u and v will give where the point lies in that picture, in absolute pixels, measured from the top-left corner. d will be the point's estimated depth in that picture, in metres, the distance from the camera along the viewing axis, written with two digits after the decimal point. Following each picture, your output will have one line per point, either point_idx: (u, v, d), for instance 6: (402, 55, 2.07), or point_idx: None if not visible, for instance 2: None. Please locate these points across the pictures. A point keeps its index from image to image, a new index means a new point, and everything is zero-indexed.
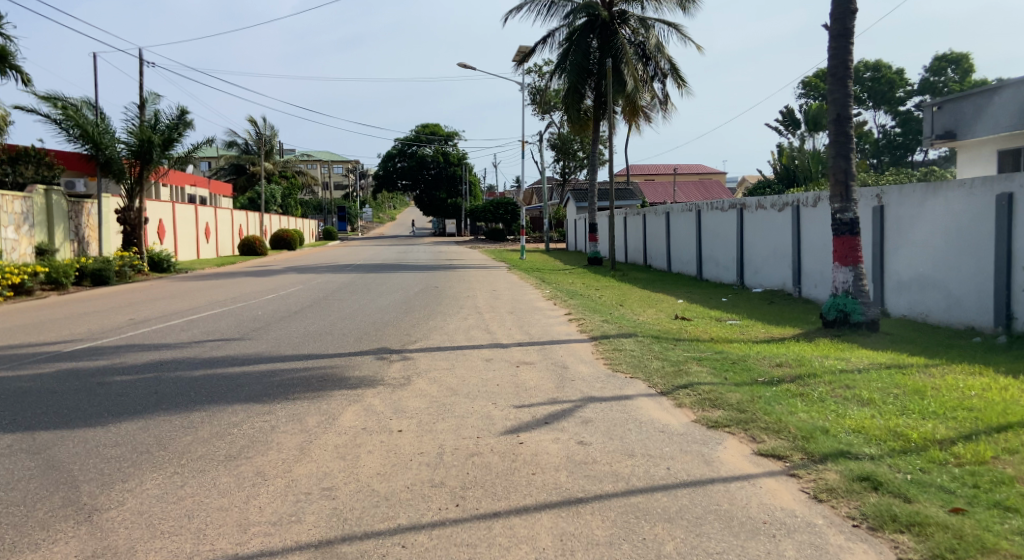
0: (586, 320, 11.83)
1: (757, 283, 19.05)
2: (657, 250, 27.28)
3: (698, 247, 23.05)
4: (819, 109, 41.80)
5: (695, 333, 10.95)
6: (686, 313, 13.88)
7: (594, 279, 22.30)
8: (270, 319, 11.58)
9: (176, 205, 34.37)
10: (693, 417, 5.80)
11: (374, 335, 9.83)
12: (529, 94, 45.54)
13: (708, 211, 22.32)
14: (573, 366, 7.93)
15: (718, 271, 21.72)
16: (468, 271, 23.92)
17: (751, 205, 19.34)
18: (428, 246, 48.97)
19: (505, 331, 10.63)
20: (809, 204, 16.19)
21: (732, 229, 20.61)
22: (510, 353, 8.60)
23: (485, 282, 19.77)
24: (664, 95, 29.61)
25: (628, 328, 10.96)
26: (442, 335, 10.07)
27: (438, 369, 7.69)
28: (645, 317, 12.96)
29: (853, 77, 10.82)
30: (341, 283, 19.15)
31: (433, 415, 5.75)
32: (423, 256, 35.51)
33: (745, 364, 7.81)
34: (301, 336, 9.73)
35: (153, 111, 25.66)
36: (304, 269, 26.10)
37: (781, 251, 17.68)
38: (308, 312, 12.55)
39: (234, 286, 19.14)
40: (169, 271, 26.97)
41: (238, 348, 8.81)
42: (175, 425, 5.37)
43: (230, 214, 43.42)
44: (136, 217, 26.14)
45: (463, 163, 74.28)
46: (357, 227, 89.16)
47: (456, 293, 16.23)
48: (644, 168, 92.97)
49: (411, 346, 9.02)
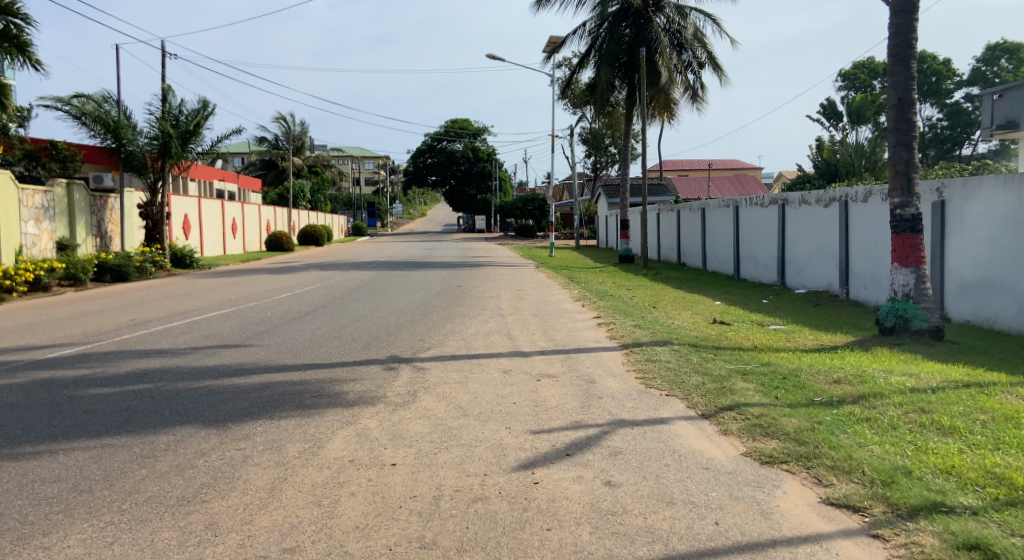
0: (616, 324, 10.91)
1: (800, 284, 17.96)
2: (692, 247, 26.21)
3: (736, 244, 21.97)
4: (863, 101, 40.44)
5: (736, 340, 9.98)
6: (724, 317, 12.89)
7: (625, 278, 21.32)
8: (278, 321, 10.83)
9: (202, 200, 33.98)
10: (742, 448, 4.91)
11: (384, 341, 9.02)
12: (560, 88, 44.61)
13: (747, 207, 21.22)
14: (601, 380, 7.04)
15: (757, 270, 20.64)
16: (495, 270, 23.08)
17: (794, 200, 18.26)
18: (456, 243, 48.28)
19: (527, 338, 9.76)
20: (859, 200, 15.12)
21: (773, 227, 19.52)
22: (532, 364, 7.74)
23: (511, 281, 18.89)
24: (699, 86, 28.43)
25: (661, 333, 10.04)
26: (459, 342, 9.25)
27: (449, 382, 6.86)
28: (680, 321, 12.01)
29: (917, 57, 9.88)
30: (361, 282, 18.38)
31: (436, 443, 4.91)
32: (451, 253, 34.80)
33: (798, 380, 6.87)
34: (306, 342, 8.94)
35: (175, 103, 25.17)
36: (328, 266, 25.50)
37: (827, 250, 16.61)
38: (320, 313, 11.80)
39: (251, 285, 18.47)
40: (192, 267, 26.46)
41: (234, 354, 8.06)
42: (132, 454, 4.59)
43: (258, 210, 43.12)
44: (158, 212, 25.57)
45: (493, 159, 73.63)
46: (387, 223, 88.86)
47: (479, 294, 15.37)
48: (677, 164, 91.47)
49: (422, 354, 8.21)
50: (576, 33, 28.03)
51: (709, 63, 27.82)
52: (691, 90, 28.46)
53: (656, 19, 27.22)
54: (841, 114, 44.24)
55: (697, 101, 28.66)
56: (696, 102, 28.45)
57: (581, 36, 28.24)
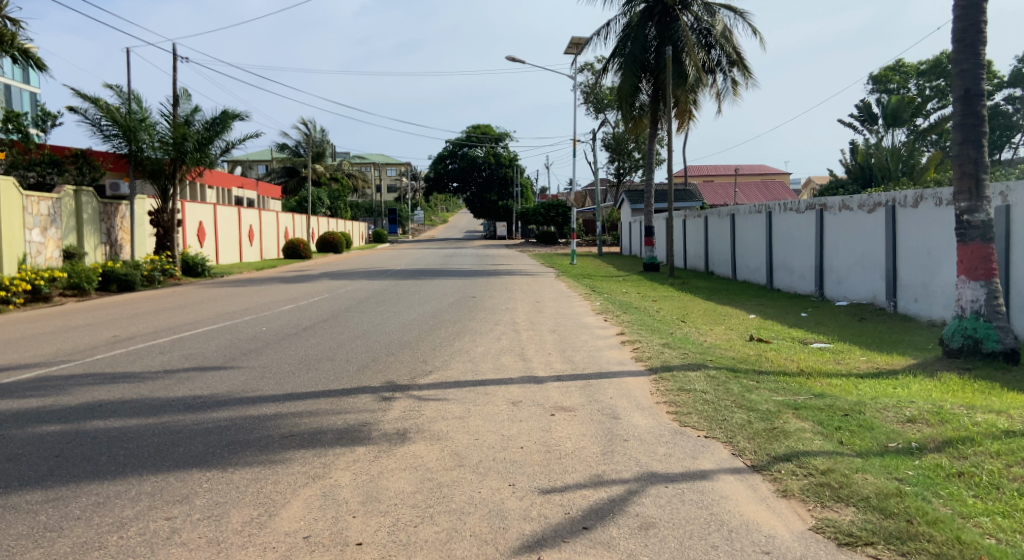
0: (642, 342, 9.83)
1: (840, 295, 16.77)
2: (720, 255, 25.05)
3: (768, 252, 20.80)
4: (899, 103, 39.05)
5: (778, 363, 8.87)
6: (760, 333, 11.76)
7: (651, 288, 20.20)
8: (273, 337, 9.89)
9: (218, 206, 33.33)
10: (811, 520, 3.87)
11: (381, 365, 8.02)
12: (581, 93, 43.61)
13: (780, 212, 20.05)
14: (626, 415, 5.99)
15: (791, 279, 19.48)
16: (514, 279, 22.06)
17: (832, 205, 17.11)
18: (475, 249, 47.24)
19: (542, 359, 8.73)
20: (909, 204, 14.03)
21: (809, 233, 18.37)
22: (546, 395, 6.72)
23: (530, 292, 17.86)
24: (729, 86, 27.25)
25: (693, 355, 8.94)
26: (466, 365, 8.25)
27: (447, 418, 5.86)
28: (712, 338, 10.89)
29: (986, 43, 8.93)
30: (371, 292, 17.44)
31: (419, 509, 3.91)
32: (470, 261, 33.82)
33: (863, 419, 5.81)
34: (295, 364, 7.96)
35: (188, 107, 24.32)
36: (341, 275, 24.63)
37: (871, 258, 15.49)
38: (319, 328, 10.87)
39: (257, 294, 17.63)
40: (204, 276, 25.67)
41: (208, 380, 7.09)
42: (34, 527, 3.62)
43: (275, 216, 42.45)
44: (169, 219, 24.69)
45: (514, 165, 72.76)
46: (409, 230, 88.24)
47: (495, 306, 14.34)
48: (703, 170, 89.87)
49: (422, 381, 7.20)
50: (600, 33, 27.03)
51: (740, 61, 26.65)
52: (721, 91, 27.29)
53: (683, 17, 26.14)
54: (877, 116, 42.84)
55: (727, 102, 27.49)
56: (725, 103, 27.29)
57: (605, 37, 27.27)
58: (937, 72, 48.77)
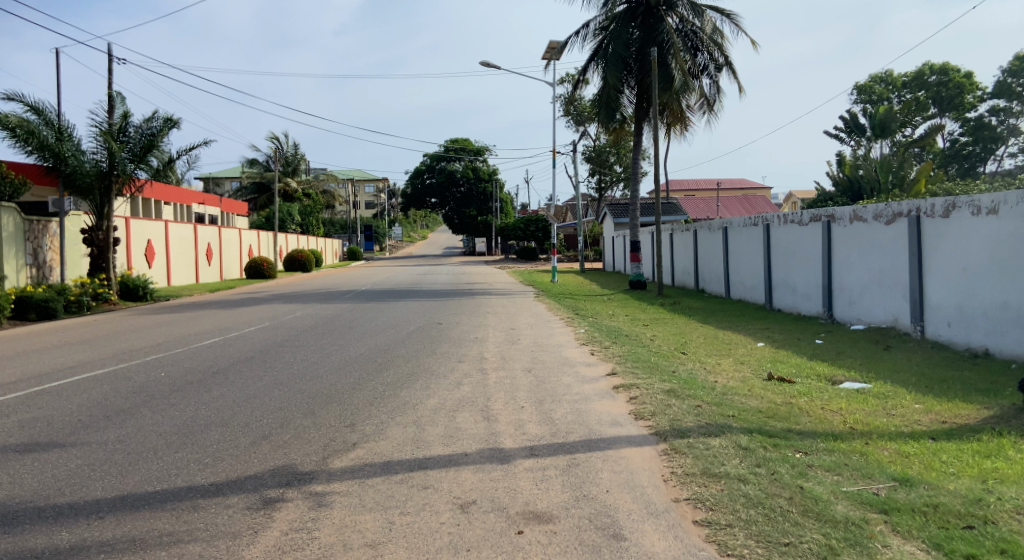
0: (640, 388, 7.71)
1: (853, 317, 14.82)
2: (712, 272, 23.17)
3: (767, 269, 18.87)
4: (887, 113, 37.46)
5: (819, 419, 6.82)
6: (777, 369, 9.70)
7: (640, 309, 18.18)
8: (163, 390, 7.67)
9: (170, 224, 31.00)
10: None
11: (287, 434, 5.84)
12: (560, 103, 41.78)
13: (780, 225, 18.18)
14: (631, 535, 3.90)
15: (794, 299, 17.55)
16: (489, 299, 19.93)
17: (841, 216, 15.22)
18: (452, 267, 45.06)
19: (510, 416, 6.60)
20: (937, 214, 12.15)
21: (814, 247, 16.45)
22: (514, 491, 4.58)
23: (505, 316, 15.71)
24: (716, 91, 25.42)
25: (710, 408, 6.84)
26: (407, 430, 6.11)
27: (353, 548, 3.74)
28: (723, 379, 8.81)
29: None
30: (321, 318, 15.14)
31: None
32: (443, 278, 31.75)
33: (1006, 541, 3.73)
34: (165, 438, 5.78)
35: (122, 112, 22.06)
36: (297, 297, 22.38)
37: (890, 275, 13.57)
38: (233, 373, 8.66)
39: (190, 322, 15.38)
40: (145, 300, 23.36)
41: (18, 474, 4.89)
42: None
43: (239, 233, 40.10)
44: (103, 238, 22.35)
45: (494, 179, 70.76)
46: (386, 246, 85.81)
47: (461, 336, 12.17)
48: (684, 184, 88.58)
49: (334, 465, 5.03)
50: (579, 35, 25.13)
51: (728, 65, 24.74)
52: (708, 96, 25.46)
53: (667, 18, 24.28)
54: (864, 127, 41.10)
55: (715, 108, 25.67)
56: (713, 109, 25.48)
57: (584, 38, 25.33)
58: (919, 84, 47.74)
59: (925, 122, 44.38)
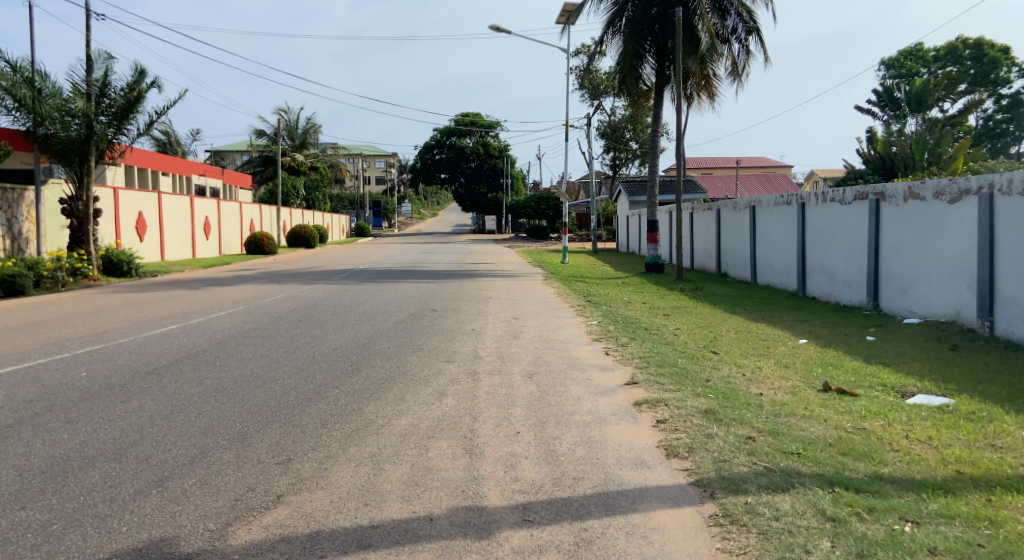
0: (669, 407, 6.04)
1: (904, 309, 13.11)
2: (737, 254, 21.47)
3: (800, 252, 17.17)
4: (924, 86, 35.37)
5: (910, 459, 5.15)
6: (831, 377, 8.03)
7: (661, 295, 16.54)
8: (69, 399, 6.06)
9: (163, 195, 29.49)
10: None
11: (192, 478, 4.24)
12: (575, 75, 39.80)
13: (817, 204, 16.42)
14: None
15: (831, 287, 15.86)
16: (494, 282, 18.32)
17: (893, 194, 13.50)
18: (460, 245, 43.40)
19: (502, 449, 4.99)
20: (1014, 191, 10.40)
21: (859, 229, 14.71)
22: None
23: (509, 302, 14.12)
24: (745, 58, 23.48)
25: (766, 441, 5.17)
26: (359, 473, 4.50)
27: None
28: (770, 392, 7.13)
29: None
30: (306, 301, 13.57)
31: None
32: (449, 257, 30.15)
33: None
34: (27, 480, 4.22)
35: (103, 72, 20.40)
36: (289, 276, 20.84)
37: (952, 263, 11.85)
38: (168, 374, 7.04)
39: (160, 302, 13.85)
40: (128, 276, 21.89)
41: None
42: None
43: (238, 206, 38.62)
44: (82, 208, 20.68)
45: (506, 155, 68.93)
46: (395, 223, 84.63)
47: (456, 327, 10.55)
48: (701, 162, 86.24)
49: (233, 543, 3.44)
50: None
51: (759, 29, 22.77)
52: (735, 63, 23.52)
53: None
54: (899, 101, 38.95)
55: (743, 76, 23.77)
56: (740, 78, 23.55)
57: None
58: (952, 59, 45.35)
59: (961, 97, 42.19)
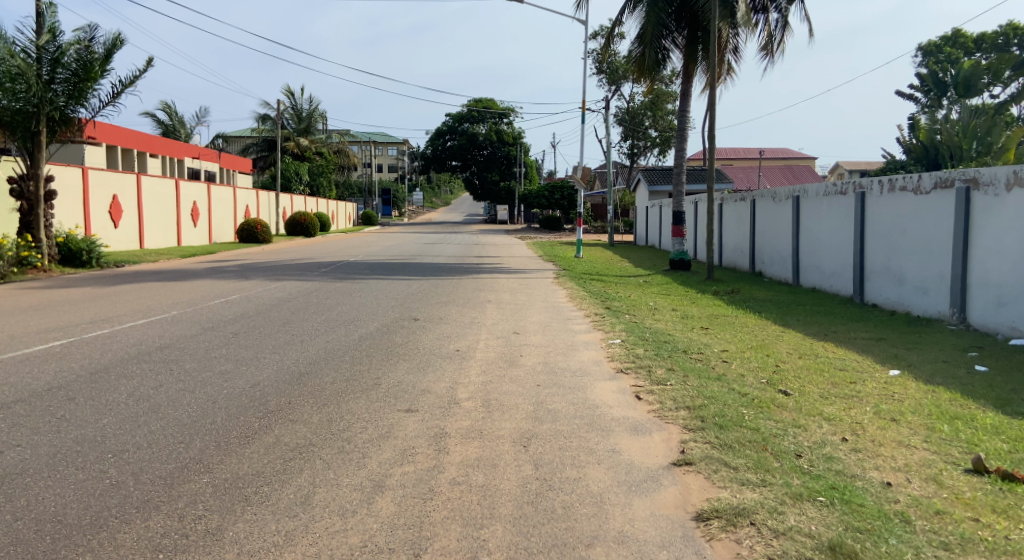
0: (761, 533, 3.46)
1: (1003, 324, 10.45)
2: (775, 251, 18.81)
3: (857, 251, 14.49)
4: (974, 69, 32.29)
5: None
6: (975, 447, 5.38)
7: (691, 300, 13.91)
8: None
9: (142, 177, 27.15)
10: None
11: None
12: (593, 57, 37.02)
13: (882, 193, 13.69)
14: None
15: (897, 293, 13.19)
16: (498, 281, 15.75)
17: (990, 179, 10.77)
18: (470, 236, 40.67)
19: None
20: None
21: (938, 224, 12.00)
22: None
23: (510, 307, 11.53)
24: (783, 30, 20.64)
25: None
26: None
27: None
28: (903, 483, 4.51)
29: None
30: (261, 304, 11.09)
31: None
32: (453, 249, 27.65)
33: None
34: None
35: (55, 33, 17.99)
36: (267, 269, 18.38)
37: None
38: None
39: (88, 301, 11.42)
40: (88, 266, 19.54)
41: None
42: None
43: (232, 191, 36.22)
44: (32, 188, 18.26)
45: (519, 143, 66.10)
46: (406, 213, 82.38)
47: (432, 348, 7.96)
48: (721, 152, 83.01)
49: None
50: None
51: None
52: (772, 36, 20.71)
53: None
54: (944, 85, 35.81)
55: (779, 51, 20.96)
56: (776, 53, 20.76)
57: None
58: (995, 47, 42.09)
59: (1011, 83, 38.87)
